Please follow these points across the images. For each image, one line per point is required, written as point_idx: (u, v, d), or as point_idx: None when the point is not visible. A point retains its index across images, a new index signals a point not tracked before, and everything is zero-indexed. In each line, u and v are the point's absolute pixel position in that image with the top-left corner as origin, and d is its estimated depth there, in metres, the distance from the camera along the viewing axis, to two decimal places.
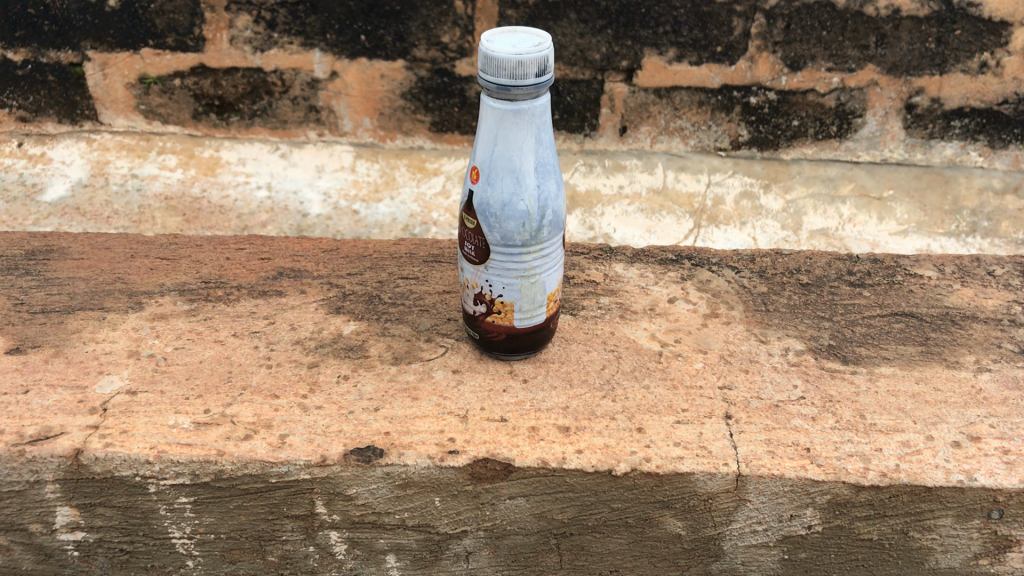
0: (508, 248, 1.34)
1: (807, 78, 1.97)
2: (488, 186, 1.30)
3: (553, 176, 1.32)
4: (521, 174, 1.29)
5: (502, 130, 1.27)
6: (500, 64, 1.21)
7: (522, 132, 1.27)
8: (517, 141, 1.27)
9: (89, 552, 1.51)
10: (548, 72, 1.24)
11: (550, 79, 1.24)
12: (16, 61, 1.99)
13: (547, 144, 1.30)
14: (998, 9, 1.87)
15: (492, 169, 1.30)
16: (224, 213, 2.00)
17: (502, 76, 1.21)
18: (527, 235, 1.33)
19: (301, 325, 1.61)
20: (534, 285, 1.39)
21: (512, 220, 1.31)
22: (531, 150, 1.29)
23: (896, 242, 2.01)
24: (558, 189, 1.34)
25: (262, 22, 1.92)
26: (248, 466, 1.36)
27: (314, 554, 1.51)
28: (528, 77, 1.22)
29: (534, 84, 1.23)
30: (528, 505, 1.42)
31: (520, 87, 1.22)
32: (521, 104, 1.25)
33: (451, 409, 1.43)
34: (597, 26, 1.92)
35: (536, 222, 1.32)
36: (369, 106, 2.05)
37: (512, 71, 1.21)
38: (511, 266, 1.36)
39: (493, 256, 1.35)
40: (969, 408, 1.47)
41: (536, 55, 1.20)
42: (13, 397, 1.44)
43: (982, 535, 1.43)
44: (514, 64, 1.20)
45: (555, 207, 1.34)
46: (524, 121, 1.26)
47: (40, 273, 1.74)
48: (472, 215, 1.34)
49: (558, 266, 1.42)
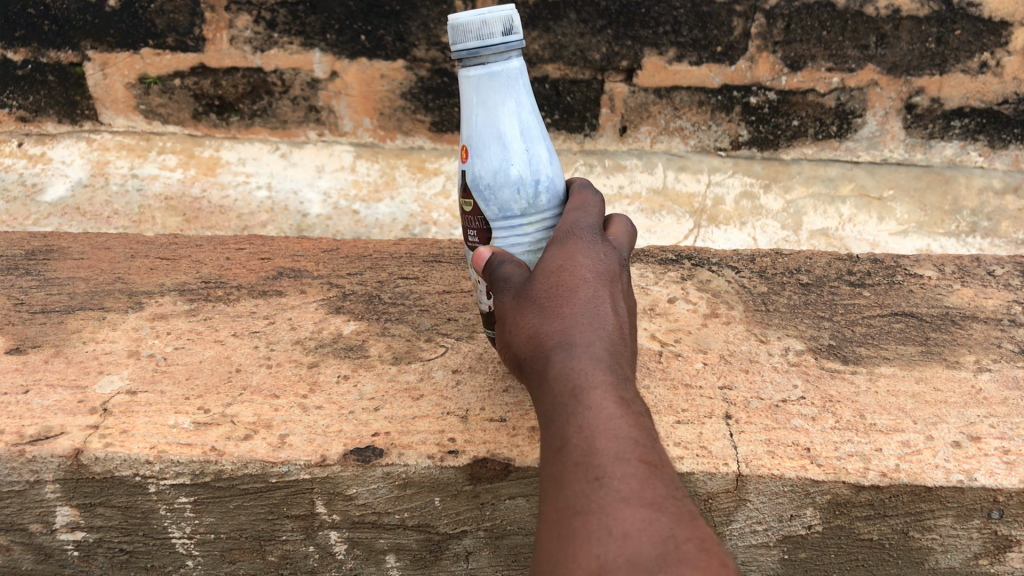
0: (507, 222, 1.29)
1: (807, 77, 1.98)
2: (476, 158, 1.29)
3: (536, 142, 1.32)
4: (508, 140, 1.28)
5: (479, 96, 1.27)
6: (465, 27, 1.20)
7: (500, 96, 1.27)
8: (497, 105, 1.27)
9: (89, 552, 1.52)
10: (516, 31, 1.23)
11: (518, 37, 1.23)
12: (16, 61, 1.99)
13: (526, 108, 1.30)
14: (998, 9, 1.87)
15: (477, 139, 1.28)
16: (224, 212, 1.99)
17: (469, 39, 1.20)
18: (524, 203, 1.29)
19: (301, 325, 1.62)
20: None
21: (506, 188, 1.27)
22: (511, 115, 1.28)
23: (896, 242, 2.00)
24: (547, 157, 1.32)
25: (262, 22, 1.93)
26: (248, 466, 1.34)
27: (314, 554, 1.51)
28: (495, 36, 1.20)
29: (503, 42, 1.21)
30: (528, 505, 1.42)
31: (487, 47, 1.21)
32: (491, 68, 1.25)
33: (451, 409, 1.43)
34: (597, 26, 1.92)
35: (531, 189, 1.29)
36: (369, 106, 2.06)
37: (477, 32, 1.19)
38: (515, 240, 1.29)
39: (496, 234, 1.30)
40: (969, 408, 1.47)
41: (499, 12, 1.19)
42: (13, 397, 1.43)
43: (982, 535, 1.43)
44: (478, 24, 1.19)
45: (547, 174, 1.32)
46: (499, 84, 1.26)
47: (40, 272, 1.74)
48: (467, 193, 1.31)
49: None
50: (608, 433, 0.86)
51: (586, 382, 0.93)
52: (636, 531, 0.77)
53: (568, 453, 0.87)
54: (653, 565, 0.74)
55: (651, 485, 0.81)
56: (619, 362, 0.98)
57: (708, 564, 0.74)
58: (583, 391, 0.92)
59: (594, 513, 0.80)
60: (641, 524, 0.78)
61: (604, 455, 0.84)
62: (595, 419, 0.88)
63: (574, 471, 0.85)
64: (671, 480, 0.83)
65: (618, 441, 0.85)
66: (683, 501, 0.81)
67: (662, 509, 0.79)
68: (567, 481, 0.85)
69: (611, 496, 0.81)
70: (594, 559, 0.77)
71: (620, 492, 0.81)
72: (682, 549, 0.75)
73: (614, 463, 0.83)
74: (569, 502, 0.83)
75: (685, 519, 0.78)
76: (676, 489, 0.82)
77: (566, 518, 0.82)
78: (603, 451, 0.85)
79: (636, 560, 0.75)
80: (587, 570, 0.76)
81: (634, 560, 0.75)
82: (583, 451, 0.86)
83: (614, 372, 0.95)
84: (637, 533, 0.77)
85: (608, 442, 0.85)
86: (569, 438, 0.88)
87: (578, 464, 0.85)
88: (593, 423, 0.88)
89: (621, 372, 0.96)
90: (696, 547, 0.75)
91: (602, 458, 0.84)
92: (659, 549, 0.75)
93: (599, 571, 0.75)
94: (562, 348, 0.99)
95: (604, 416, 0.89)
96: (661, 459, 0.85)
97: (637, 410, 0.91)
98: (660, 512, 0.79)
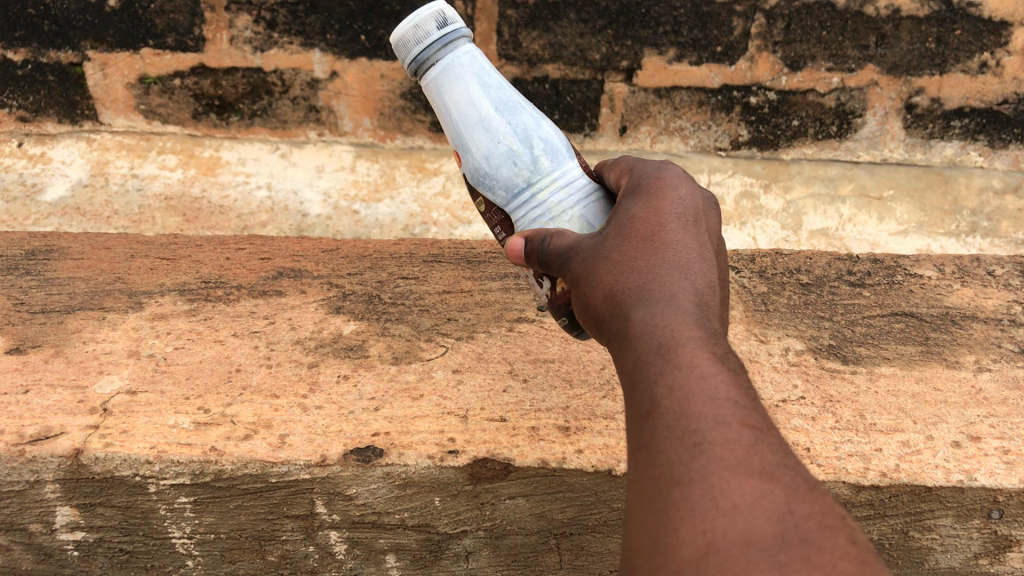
0: (519, 198, 1.26)
1: (807, 78, 1.98)
2: (467, 151, 1.29)
3: (519, 113, 1.30)
4: (486, 122, 1.28)
5: (443, 94, 1.30)
6: (403, 40, 1.28)
7: (462, 86, 1.29)
8: (462, 95, 1.29)
9: (89, 552, 1.52)
10: (452, 20, 1.28)
11: (455, 25, 1.28)
12: (16, 61, 1.99)
13: (494, 87, 1.31)
14: (998, 9, 1.87)
15: (461, 133, 1.29)
16: (224, 212, 1.99)
17: (411, 48, 1.28)
18: (526, 172, 1.26)
19: (301, 325, 1.62)
20: (575, 220, 1.25)
21: (504, 166, 1.26)
22: (481, 97, 1.29)
23: (896, 242, 1.96)
24: (535, 121, 1.30)
25: (262, 22, 1.93)
26: (248, 466, 1.34)
27: (314, 553, 1.52)
28: (431, 32, 1.27)
29: (441, 35, 1.27)
30: (528, 505, 1.42)
31: (429, 45, 1.27)
32: (444, 64, 1.29)
33: (451, 409, 1.42)
34: (597, 26, 1.92)
35: (529, 158, 1.26)
36: (369, 106, 2.06)
37: (415, 37, 1.27)
38: (533, 211, 1.26)
39: (514, 215, 1.27)
40: (969, 408, 1.47)
41: (426, 11, 1.26)
42: (13, 397, 1.43)
43: (982, 535, 1.43)
44: (412, 29, 1.27)
45: (540, 136, 1.29)
46: (456, 75, 1.29)
47: (40, 273, 1.74)
48: (476, 194, 1.32)
49: (592, 195, 1.28)
50: (707, 396, 0.81)
51: (676, 342, 0.87)
52: (748, 504, 0.74)
53: (662, 417, 0.82)
54: (771, 543, 0.71)
55: (759, 453, 0.77)
56: (711, 321, 0.93)
57: (829, 543, 0.71)
58: (673, 351, 0.87)
59: (698, 482, 0.77)
60: (753, 497, 0.74)
61: (704, 421, 0.80)
62: (690, 380, 0.83)
63: (670, 436, 0.81)
64: (780, 447, 0.79)
65: (717, 405, 0.80)
66: (796, 470, 0.77)
67: (775, 482, 0.75)
68: (664, 445, 0.81)
69: (716, 465, 0.77)
70: (701, 533, 0.74)
71: (725, 461, 0.77)
72: (802, 526, 0.72)
73: (715, 429, 0.79)
74: (667, 469, 0.79)
75: (800, 493, 0.75)
76: (785, 458, 0.78)
77: (664, 486, 0.79)
78: (701, 415, 0.80)
79: (750, 536, 0.72)
80: (694, 544, 0.74)
81: (747, 536, 0.72)
82: (679, 416, 0.81)
83: (706, 330, 0.89)
84: (749, 507, 0.74)
85: (707, 406, 0.81)
86: (661, 401, 0.83)
87: (675, 430, 0.81)
88: (686, 384, 0.83)
89: (715, 331, 0.91)
90: (817, 524, 0.72)
91: (701, 423, 0.80)
92: (776, 525, 0.72)
93: (708, 548, 0.73)
94: (643, 305, 0.94)
95: (699, 377, 0.83)
96: (765, 422, 0.81)
97: (734, 366, 0.85)
98: (772, 484, 0.75)
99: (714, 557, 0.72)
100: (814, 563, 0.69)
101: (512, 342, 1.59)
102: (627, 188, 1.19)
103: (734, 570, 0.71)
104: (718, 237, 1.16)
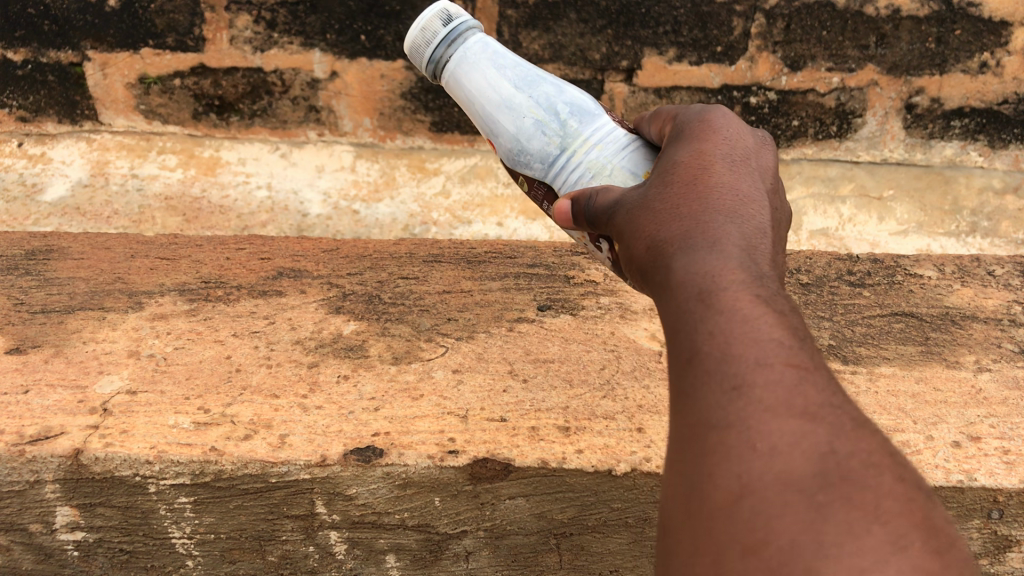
0: (555, 165, 1.26)
1: (807, 78, 1.99)
2: (496, 134, 1.31)
3: (539, 85, 1.31)
4: (508, 102, 1.29)
5: (462, 85, 1.32)
6: (415, 46, 1.34)
7: (477, 74, 1.31)
8: (481, 82, 1.31)
9: (89, 552, 1.53)
10: (456, 15, 1.33)
11: (459, 19, 1.32)
12: (16, 61, 1.99)
13: (510, 66, 1.32)
14: (998, 9, 1.87)
15: (487, 119, 1.31)
16: (224, 212, 1.98)
17: (424, 52, 1.33)
18: (557, 138, 1.26)
19: (301, 325, 1.62)
20: (617, 173, 1.24)
21: (535, 138, 1.27)
22: (498, 78, 1.30)
23: (896, 242, 1.97)
24: (556, 89, 1.31)
25: (262, 22, 1.93)
26: (248, 466, 1.34)
27: (314, 553, 1.52)
28: (438, 30, 1.31)
29: (448, 30, 1.31)
30: (528, 505, 1.42)
31: (439, 45, 1.32)
32: (456, 57, 1.32)
33: (451, 409, 1.42)
34: (597, 26, 1.92)
35: (557, 124, 1.27)
36: (369, 105, 2.07)
37: (425, 39, 1.32)
38: (573, 173, 1.25)
39: (555, 184, 1.27)
40: (969, 408, 1.47)
41: (431, 11, 1.32)
42: (13, 397, 1.43)
43: (982, 535, 1.43)
44: (420, 32, 1.32)
45: (563, 102, 1.29)
46: (470, 63, 1.31)
47: (40, 273, 1.74)
48: (518, 176, 1.33)
49: (631, 146, 1.27)
50: (746, 336, 0.73)
51: (716, 286, 0.79)
52: (787, 445, 0.65)
53: (700, 362, 0.73)
54: (811, 484, 0.62)
55: (802, 393, 0.68)
56: (756, 260, 0.84)
57: (875, 481, 0.62)
58: (713, 295, 0.78)
59: (734, 425, 0.68)
60: (792, 437, 0.65)
61: (743, 362, 0.71)
62: (728, 322, 0.74)
63: (708, 380, 0.72)
64: (827, 387, 0.69)
65: (757, 344, 0.72)
66: (844, 409, 0.68)
67: (819, 421, 0.66)
68: (698, 388, 0.72)
69: (754, 405, 0.68)
70: (735, 477, 0.65)
71: (765, 402, 0.68)
72: (846, 465, 0.63)
73: (756, 369, 0.70)
74: (703, 414, 0.70)
75: (845, 431, 0.66)
76: (833, 397, 0.69)
77: (699, 431, 0.70)
78: (741, 356, 0.71)
79: (789, 479, 0.63)
80: (727, 488, 0.65)
81: (784, 477, 0.63)
82: (717, 358, 0.72)
83: (748, 273, 0.81)
84: (789, 447, 0.64)
85: (748, 347, 0.72)
86: (700, 346, 0.74)
87: (711, 372, 0.72)
88: (725, 326, 0.74)
89: (762, 275, 0.82)
90: (863, 463, 0.63)
91: (740, 365, 0.71)
92: (817, 466, 0.63)
93: (743, 490, 0.64)
94: (685, 253, 0.86)
95: (738, 317, 0.75)
96: (810, 362, 0.72)
97: (780, 309, 0.77)
98: (814, 424, 0.66)
99: (747, 500, 0.63)
100: (857, 504, 0.60)
101: (512, 342, 1.59)
102: (672, 137, 1.14)
103: (768, 514, 0.62)
104: (771, 183, 1.08)
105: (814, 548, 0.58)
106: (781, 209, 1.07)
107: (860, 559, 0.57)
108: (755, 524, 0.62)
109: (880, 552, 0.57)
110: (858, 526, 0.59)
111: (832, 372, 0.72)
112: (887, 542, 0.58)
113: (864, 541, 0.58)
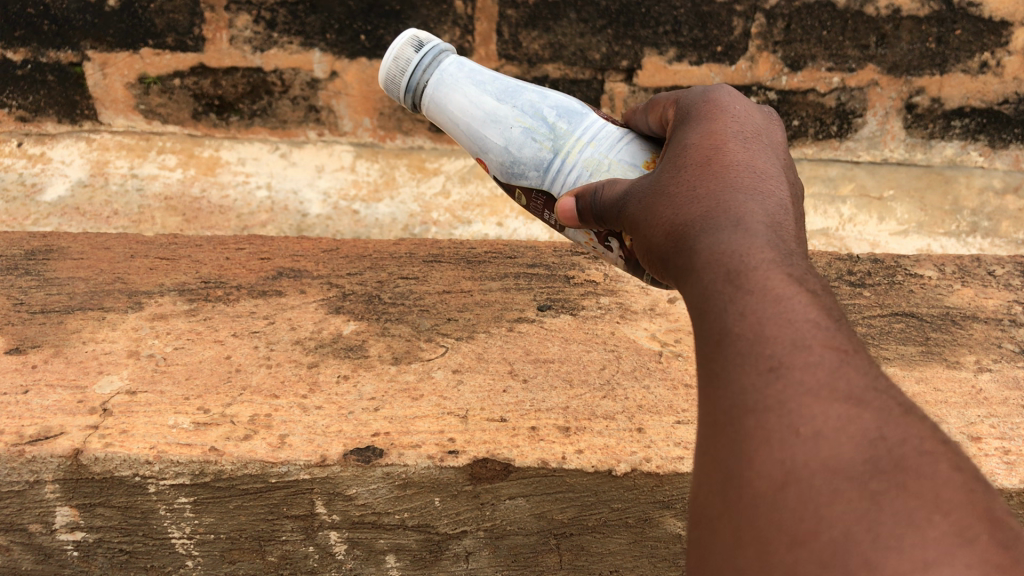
0: (551, 169, 1.26)
1: (807, 78, 1.99)
2: (486, 150, 1.32)
3: (521, 94, 1.33)
4: (492, 117, 1.31)
5: (445, 107, 1.34)
6: (390, 78, 1.36)
7: (457, 95, 1.33)
8: (461, 101, 1.33)
9: (89, 552, 1.53)
10: (426, 41, 1.36)
11: (428, 44, 1.35)
12: (16, 61, 1.99)
13: (488, 81, 1.34)
14: (998, 9, 1.88)
15: (475, 137, 1.33)
16: (224, 212, 1.98)
17: (400, 82, 1.35)
18: (547, 142, 1.27)
19: (301, 325, 1.61)
20: (615, 166, 1.24)
21: (526, 146, 1.28)
22: (479, 94, 1.32)
23: (896, 242, 1.95)
24: (537, 96, 1.32)
25: (262, 22, 1.94)
26: (248, 466, 1.34)
27: (314, 554, 1.52)
28: (410, 56, 1.34)
29: (419, 56, 1.34)
30: (528, 505, 1.42)
31: (413, 72, 1.34)
32: (433, 80, 1.34)
33: (451, 409, 1.42)
34: (597, 26, 1.92)
35: (546, 129, 1.28)
36: (369, 106, 2.08)
37: (398, 69, 1.35)
38: (570, 174, 1.25)
39: (553, 189, 1.27)
40: (970, 408, 1.47)
41: (400, 40, 1.35)
42: (13, 397, 1.43)
43: None
44: (394, 62, 1.35)
45: (547, 105, 1.30)
46: (448, 84, 1.34)
47: (39, 273, 1.74)
48: (519, 192, 1.33)
49: (624, 139, 1.28)
50: (782, 318, 0.70)
51: (746, 266, 0.76)
52: (832, 429, 0.61)
53: (731, 343, 0.70)
54: (861, 472, 0.59)
55: (844, 375, 0.65)
56: (782, 238, 0.83)
57: (931, 469, 0.58)
58: (743, 276, 0.75)
59: (773, 407, 0.64)
60: (838, 421, 0.62)
61: (779, 344, 0.68)
62: (763, 306, 0.71)
63: (741, 362, 0.68)
64: (869, 371, 0.66)
65: (794, 328, 0.69)
66: (889, 395, 0.65)
67: (865, 405, 0.63)
68: (731, 370, 0.69)
69: (795, 388, 0.64)
70: (778, 463, 0.62)
71: (808, 385, 0.64)
72: (898, 453, 0.59)
73: (794, 352, 0.67)
74: (738, 399, 0.67)
75: (892, 416, 0.62)
76: (876, 381, 0.66)
77: (733, 415, 0.67)
78: (777, 339, 0.68)
79: (837, 467, 0.59)
80: (771, 475, 0.61)
81: (833, 463, 0.59)
82: (750, 340, 0.69)
83: (777, 251, 0.79)
84: (834, 432, 0.61)
85: (782, 330, 0.69)
86: (732, 327, 0.71)
87: (743, 354, 0.69)
88: (759, 309, 0.71)
89: (790, 253, 0.80)
90: (916, 451, 0.60)
91: (776, 347, 0.68)
92: (866, 454, 0.59)
93: (788, 478, 0.60)
94: (708, 233, 0.84)
95: (773, 300, 0.72)
96: (850, 346, 0.69)
97: (813, 289, 0.74)
98: (859, 409, 0.62)
99: (793, 488, 0.60)
100: (914, 493, 0.57)
101: (512, 342, 1.59)
102: (678, 119, 1.15)
103: (817, 502, 0.58)
104: (785, 158, 1.06)
105: (870, 537, 0.55)
106: (797, 182, 1.05)
107: (922, 551, 0.53)
108: (804, 513, 0.58)
109: (944, 544, 0.54)
110: (917, 516, 0.55)
111: (870, 355, 0.69)
112: (950, 534, 0.54)
113: (925, 533, 0.55)
